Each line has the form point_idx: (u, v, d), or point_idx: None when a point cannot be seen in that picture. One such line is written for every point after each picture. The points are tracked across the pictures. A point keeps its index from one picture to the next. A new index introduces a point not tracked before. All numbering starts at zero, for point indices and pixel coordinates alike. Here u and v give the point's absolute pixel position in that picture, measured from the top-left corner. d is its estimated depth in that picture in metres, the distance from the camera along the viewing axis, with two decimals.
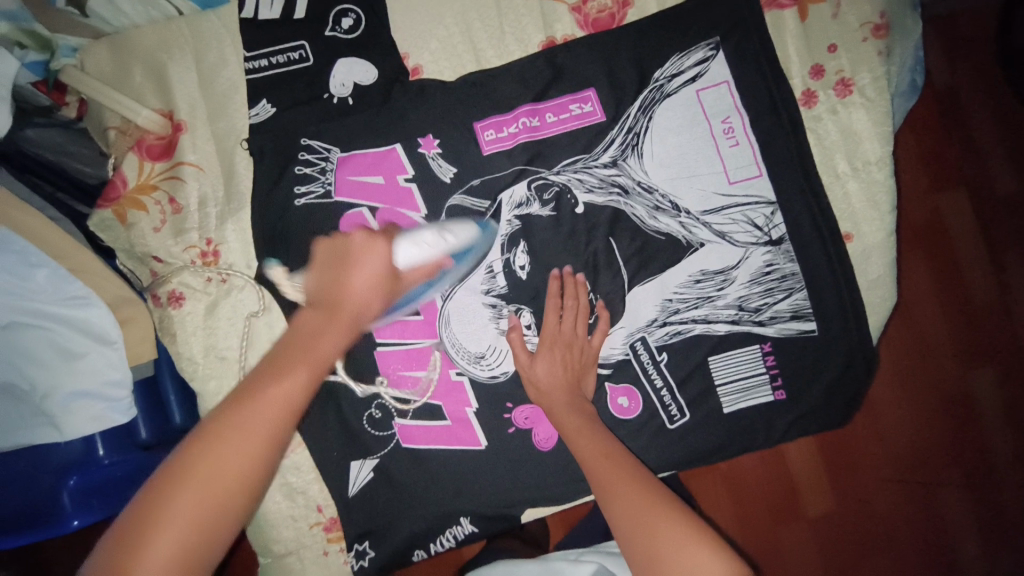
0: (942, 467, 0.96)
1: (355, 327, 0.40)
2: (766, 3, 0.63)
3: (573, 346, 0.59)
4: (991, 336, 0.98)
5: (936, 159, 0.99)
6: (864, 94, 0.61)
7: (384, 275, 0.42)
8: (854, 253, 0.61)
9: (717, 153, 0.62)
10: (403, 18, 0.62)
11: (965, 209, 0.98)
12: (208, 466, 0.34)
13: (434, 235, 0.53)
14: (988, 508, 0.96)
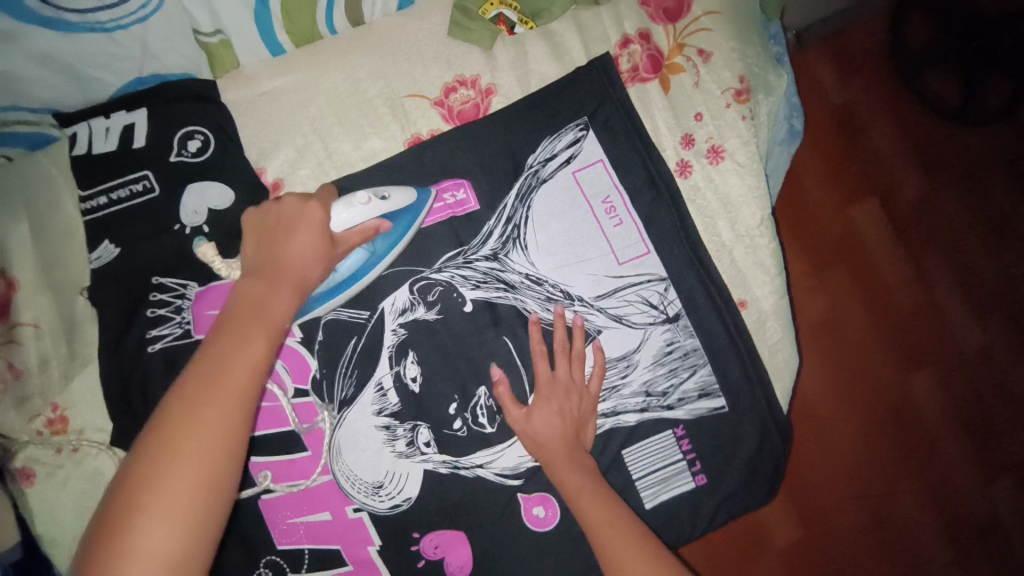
0: (896, 468, 1.02)
1: (299, 287, 0.43)
2: (629, 78, 0.62)
3: (570, 393, 0.56)
4: (918, 333, 1.08)
5: (843, 172, 1.12)
6: (736, 158, 0.61)
7: (317, 229, 0.45)
8: (751, 319, 0.60)
9: (601, 234, 0.60)
10: (257, 132, 0.59)
11: (876, 215, 1.11)
12: (186, 427, 0.34)
13: (368, 195, 0.50)
14: (945, 503, 1.03)
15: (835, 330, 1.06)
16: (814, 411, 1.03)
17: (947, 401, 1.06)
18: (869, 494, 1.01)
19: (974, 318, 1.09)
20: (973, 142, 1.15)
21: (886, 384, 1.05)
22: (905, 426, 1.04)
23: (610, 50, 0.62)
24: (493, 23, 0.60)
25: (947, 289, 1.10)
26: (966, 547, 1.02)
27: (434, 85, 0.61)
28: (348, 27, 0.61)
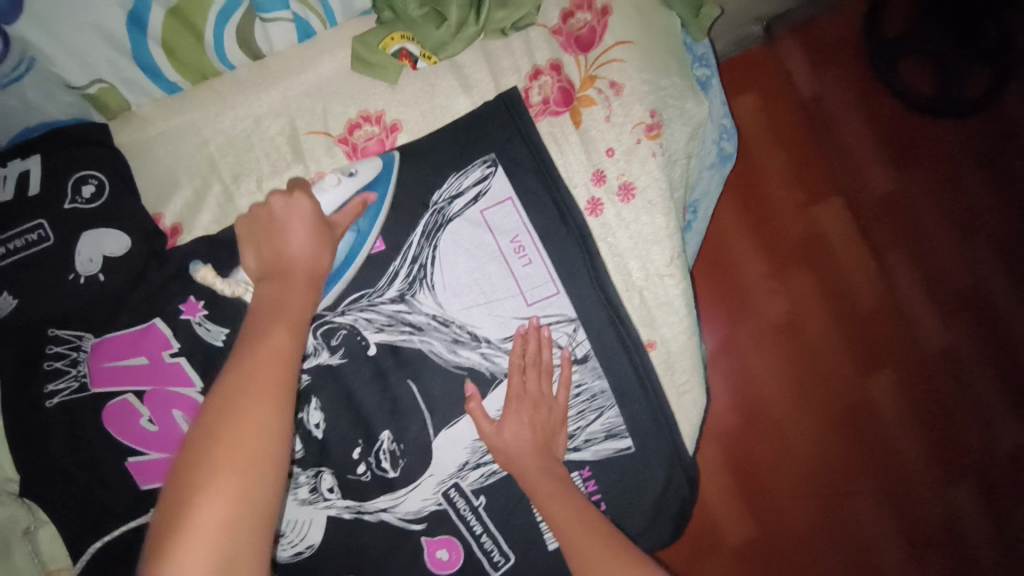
0: (849, 459, 1.10)
1: (313, 280, 0.47)
2: (540, 111, 0.60)
3: (540, 405, 0.58)
4: (884, 336, 1.12)
5: (810, 171, 1.15)
6: (647, 197, 0.60)
7: (311, 221, 0.49)
8: (659, 360, 0.61)
9: (510, 275, 0.59)
10: (155, 175, 0.58)
11: (840, 214, 1.14)
12: (241, 390, 0.36)
13: (339, 175, 0.56)
14: (902, 500, 1.10)
15: (794, 331, 1.12)
16: (771, 407, 1.10)
17: (910, 401, 1.12)
18: (827, 495, 1.09)
19: (950, 322, 1.12)
20: (950, 135, 1.15)
21: (848, 386, 1.11)
22: (864, 422, 1.10)
23: (519, 82, 0.60)
24: (395, 58, 0.57)
25: (913, 290, 1.13)
26: (925, 544, 1.09)
27: (337, 121, 0.59)
28: (244, 62, 0.58)
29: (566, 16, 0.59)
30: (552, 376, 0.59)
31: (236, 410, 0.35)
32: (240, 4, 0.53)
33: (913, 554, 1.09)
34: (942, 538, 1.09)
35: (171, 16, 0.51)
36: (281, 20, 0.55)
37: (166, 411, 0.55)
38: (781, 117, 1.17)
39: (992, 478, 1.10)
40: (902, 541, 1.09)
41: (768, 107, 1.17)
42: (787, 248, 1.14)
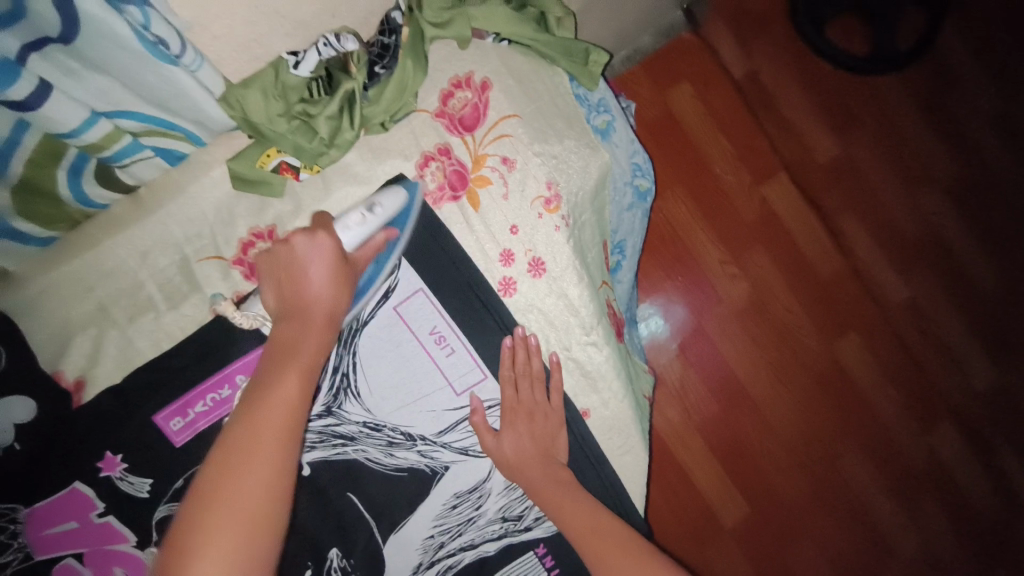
0: (827, 420, 1.20)
1: (330, 321, 0.47)
2: (437, 197, 0.58)
3: (534, 415, 0.59)
4: (845, 295, 1.21)
5: (753, 152, 1.19)
6: (558, 268, 0.58)
7: (330, 258, 0.48)
8: (597, 428, 0.61)
9: (435, 367, 0.58)
10: (45, 333, 0.55)
11: (784, 189, 1.20)
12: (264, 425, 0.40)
13: (362, 213, 0.53)
14: (881, 449, 1.20)
15: (762, 310, 1.19)
16: (747, 388, 1.19)
17: (876, 356, 1.21)
18: (807, 461, 1.19)
19: (907, 274, 1.22)
20: (885, 94, 1.23)
21: (818, 355, 1.20)
22: (836, 386, 1.20)
23: (410, 171, 0.58)
24: (276, 173, 0.55)
25: (863, 247, 1.22)
26: (902, 485, 1.20)
27: (228, 244, 0.57)
28: (117, 198, 0.56)
29: (445, 99, 0.57)
30: (545, 384, 0.59)
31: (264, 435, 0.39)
32: (90, 160, 0.50)
33: (894, 494, 1.20)
34: (926, 478, 1.21)
35: (17, 191, 0.48)
36: (143, 158, 0.53)
37: (109, 569, 0.55)
38: (719, 99, 1.19)
39: (960, 408, 1.22)
40: (886, 484, 1.20)
41: (703, 95, 1.19)
42: (744, 231, 1.20)
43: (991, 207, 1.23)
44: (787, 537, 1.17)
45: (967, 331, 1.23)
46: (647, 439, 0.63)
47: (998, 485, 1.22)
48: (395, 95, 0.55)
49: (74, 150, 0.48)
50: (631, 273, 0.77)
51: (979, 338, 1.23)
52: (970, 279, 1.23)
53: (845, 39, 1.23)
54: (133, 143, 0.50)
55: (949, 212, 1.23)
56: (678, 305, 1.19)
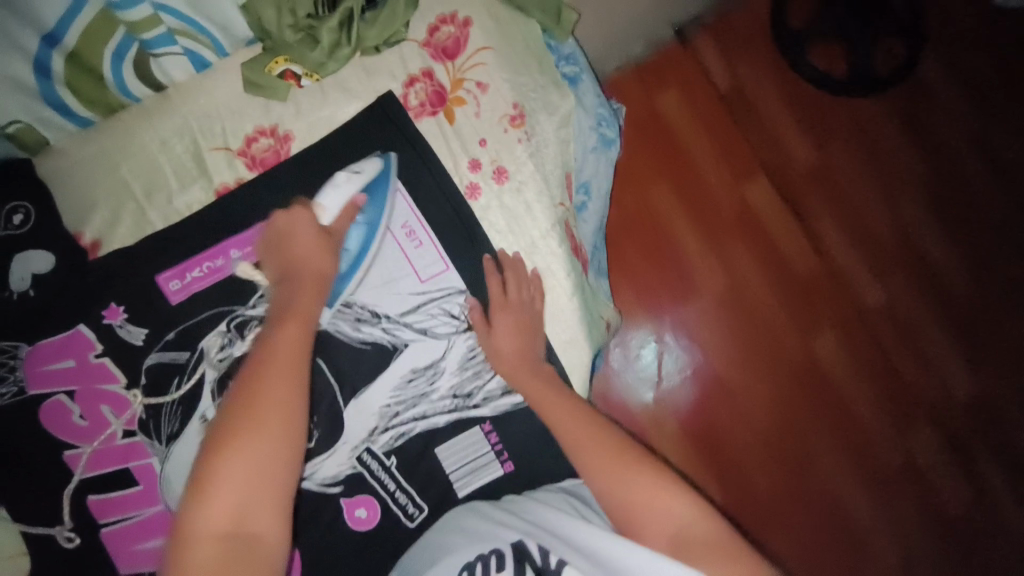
0: (800, 408, 1.24)
1: (320, 280, 0.57)
2: (418, 113, 0.68)
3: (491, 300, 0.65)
4: (817, 289, 1.27)
5: (730, 153, 1.29)
6: (518, 177, 0.67)
7: (309, 228, 0.59)
8: (545, 319, 0.68)
9: (404, 257, 0.66)
10: (74, 199, 0.64)
11: (761, 188, 1.29)
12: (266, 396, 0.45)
13: (345, 175, 0.63)
14: (855, 443, 1.24)
15: (738, 297, 1.26)
16: (721, 372, 1.24)
17: (848, 351, 1.26)
18: (779, 448, 1.23)
19: (880, 275, 1.29)
20: (863, 109, 1.32)
21: (790, 345, 1.25)
22: (807, 377, 1.25)
23: (395, 89, 0.67)
24: (281, 79, 0.65)
25: (838, 246, 1.29)
26: (873, 477, 1.23)
27: (237, 137, 0.66)
28: (148, 93, 0.65)
29: (431, 31, 0.67)
30: (501, 276, 0.66)
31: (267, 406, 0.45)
32: (131, 47, 0.61)
33: (866, 486, 1.23)
34: (896, 473, 1.24)
35: (69, 61, 0.59)
36: (172, 54, 0.63)
37: (96, 408, 0.61)
38: (702, 103, 1.30)
39: (934, 407, 1.26)
40: (854, 474, 1.23)
41: (687, 99, 1.30)
42: (722, 223, 1.28)
43: (960, 218, 1.31)
44: (756, 523, 1.20)
45: (941, 333, 1.28)
46: (593, 342, 0.70)
47: (973, 487, 1.25)
48: (389, 21, 0.64)
49: (119, 32, 0.59)
50: (598, 216, 0.83)
51: (951, 340, 1.28)
52: (943, 285, 1.29)
53: (826, 62, 1.31)
54: (167, 35, 0.61)
55: (921, 220, 1.31)
56: (657, 287, 1.25)
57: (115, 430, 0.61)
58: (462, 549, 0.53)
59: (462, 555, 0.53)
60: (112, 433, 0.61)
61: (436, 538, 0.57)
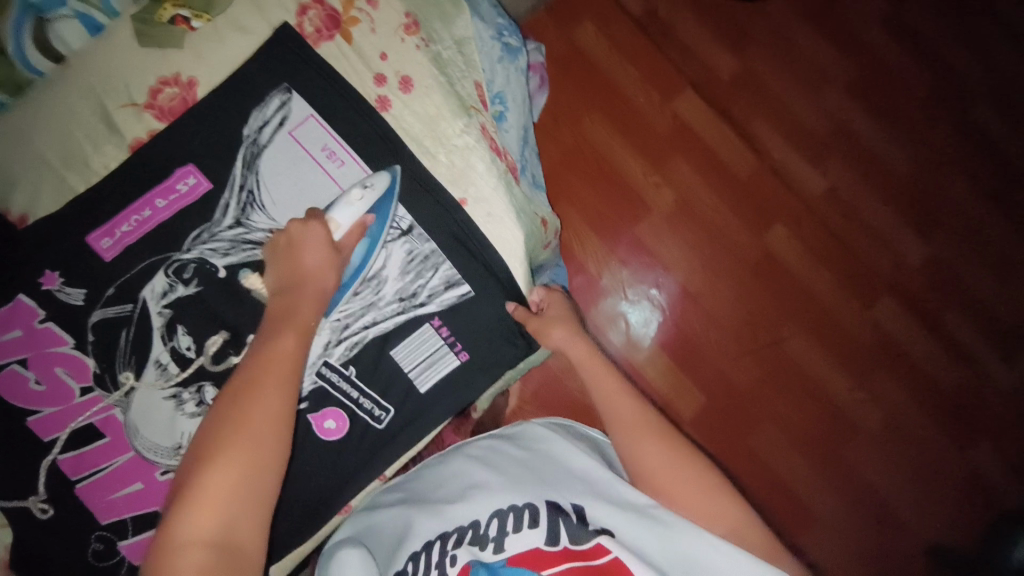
0: (767, 306, 1.25)
1: (318, 296, 0.58)
2: (317, 40, 0.68)
3: (423, 202, 0.68)
4: (764, 189, 1.28)
5: (655, 74, 1.29)
6: (423, 82, 0.69)
7: (320, 243, 0.59)
8: (474, 211, 0.69)
9: (328, 178, 0.67)
10: None
11: (692, 102, 1.29)
12: (256, 404, 0.46)
13: (360, 190, 0.62)
14: (829, 332, 1.25)
15: (688, 210, 1.27)
16: (685, 285, 1.26)
17: (805, 244, 1.27)
18: (754, 346, 1.24)
19: (821, 165, 1.29)
20: (777, 10, 1.33)
21: (746, 245, 1.26)
22: (766, 272, 1.26)
23: (290, 19, 0.68)
24: (173, 25, 0.66)
25: (776, 147, 1.29)
26: (852, 360, 1.24)
27: (140, 91, 0.67)
28: (49, 66, 0.66)
29: None
30: (426, 179, 0.68)
31: (259, 415, 0.46)
32: (26, 20, 0.62)
33: (847, 371, 1.24)
34: (867, 347, 1.25)
35: None
36: (63, 18, 0.65)
37: (50, 371, 0.62)
38: (620, 29, 1.29)
39: (898, 284, 1.27)
40: (826, 354, 1.24)
41: (606, 30, 1.29)
42: (659, 141, 1.28)
43: (892, 99, 1.31)
44: (744, 424, 1.22)
45: (889, 213, 1.28)
46: (527, 229, 0.70)
47: (949, 355, 1.26)
48: None
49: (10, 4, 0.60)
50: (520, 127, 0.76)
51: (900, 215, 1.28)
52: (884, 167, 1.29)
53: None
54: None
55: (855, 109, 1.31)
56: (606, 215, 1.26)
57: (73, 389, 0.62)
58: (493, 495, 0.58)
59: (495, 501, 0.58)
60: (72, 392, 0.62)
61: (461, 479, 0.62)
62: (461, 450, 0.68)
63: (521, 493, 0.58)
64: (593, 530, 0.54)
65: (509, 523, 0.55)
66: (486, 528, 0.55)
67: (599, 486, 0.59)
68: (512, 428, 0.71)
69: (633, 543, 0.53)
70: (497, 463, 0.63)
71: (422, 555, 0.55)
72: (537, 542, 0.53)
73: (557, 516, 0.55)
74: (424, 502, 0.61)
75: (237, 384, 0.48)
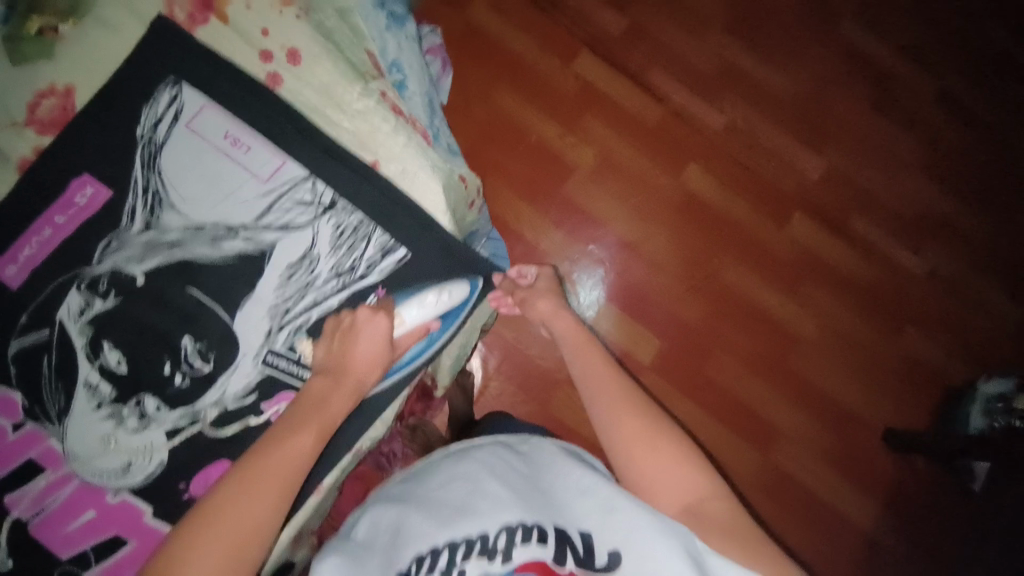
0: (701, 244, 1.26)
1: (356, 391, 0.58)
2: (191, 26, 0.67)
3: (342, 171, 0.68)
4: (676, 134, 1.30)
5: (551, 41, 1.29)
6: (311, 51, 0.68)
7: (380, 343, 0.60)
8: (390, 171, 0.70)
9: (237, 165, 0.66)
10: None
11: (592, 61, 1.30)
12: (271, 458, 0.50)
13: (435, 295, 0.66)
14: (759, 257, 1.26)
15: (609, 165, 1.27)
16: (621, 237, 1.25)
17: (722, 180, 1.29)
18: (696, 281, 1.24)
19: (721, 104, 1.33)
20: None
21: (669, 189, 1.27)
22: (694, 211, 1.27)
23: (161, 10, 0.67)
24: (40, 36, 0.63)
25: (677, 93, 1.32)
26: (791, 280, 1.26)
27: (13, 107, 0.63)
28: None
29: None
30: (339, 148, 0.68)
31: (272, 466, 0.49)
32: None
33: (788, 290, 1.25)
34: (789, 262, 1.27)
35: None
36: None
37: None
38: (508, 2, 1.30)
39: (814, 202, 1.31)
40: (757, 277, 1.25)
41: (498, 7, 1.29)
42: (568, 104, 1.28)
43: (773, 36, 1.37)
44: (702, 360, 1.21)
45: (791, 138, 1.33)
46: (444, 176, 0.71)
47: (873, 260, 1.29)
48: None
49: None
50: (423, 96, 0.77)
51: (795, 138, 1.33)
52: (773, 95, 1.34)
53: None
54: None
55: (740, 47, 1.36)
56: (528, 185, 1.24)
57: (5, 426, 0.60)
58: (501, 507, 0.56)
59: (506, 514, 0.55)
60: (4, 429, 0.60)
61: (468, 489, 0.59)
62: (472, 455, 0.64)
63: (532, 510, 0.56)
64: (600, 563, 0.52)
65: (517, 535, 0.54)
66: (494, 540, 0.54)
67: (602, 499, 0.55)
68: (523, 441, 0.67)
69: (639, 568, 0.50)
70: (507, 476, 0.60)
71: (430, 558, 0.54)
72: (544, 557, 0.52)
73: (564, 543, 0.53)
74: (431, 508, 0.59)
75: (258, 444, 0.51)
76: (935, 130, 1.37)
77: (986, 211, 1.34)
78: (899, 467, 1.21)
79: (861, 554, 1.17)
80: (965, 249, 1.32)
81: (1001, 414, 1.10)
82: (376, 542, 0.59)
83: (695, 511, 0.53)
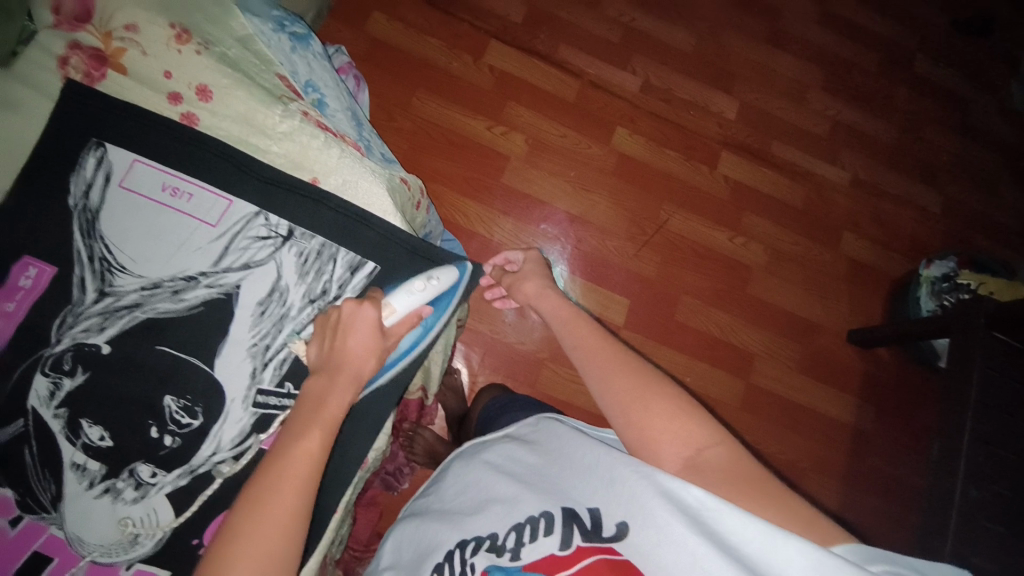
0: (645, 201, 1.31)
1: (354, 382, 0.55)
2: (91, 84, 0.66)
3: (289, 200, 0.67)
4: (596, 103, 1.34)
5: (457, 39, 1.31)
6: (219, 84, 0.68)
7: (372, 326, 0.58)
8: (330, 185, 0.70)
9: (182, 214, 0.65)
10: None
11: (501, 50, 1.33)
12: (281, 478, 0.46)
13: (422, 282, 0.64)
14: (699, 201, 1.32)
15: (541, 145, 1.30)
16: (569, 210, 1.28)
17: (649, 138, 1.34)
18: (648, 237, 1.29)
19: (632, 66, 1.38)
20: None
21: (602, 156, 1.31)
22: (629, 172, 1.32)
23: (57, 74, 0.66)
24: None
25: (588, 65, 1.36)
26: (734, 216, 1.33)
27: None
28: None
29: (55, 8, 0.65)
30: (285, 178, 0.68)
31: (285, 488, 0.46)
32: None
33: (732, 227, 1.32)
34: (726, 199, 1.33)
35: None
36: None
37: None
38: (407, 10, 1.31)
39: (737, 141, 1.38)
40: (701, 219, 1.31)
41: (397, 16, 1.30)
42: (488, 96, 1.30)
43: None
44: (672, 310, 1.26)
45: (703, 86, 1.40)
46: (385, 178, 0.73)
47: (801, 181, 1.37)
48: None
49: None
50: (345, 110, 0.78)
51: (704, 83, 1.40)
52: (677, 50, 1.41)
53: None
54: None
55: (636, 10, 1.42)
56: (469, 180, 1.25)
57: None
58: (512, 505, 0.54)
59: (517, 512, 0.53)
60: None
61: (480, 492, 0.58)
62: (479, 458, 0.64)
63: (540, 500, 0.53)
64: (607, 535, 0.48)
65: (525, 535, 0.51)
66: (503, 540, 0.52)
67: (602, 472, 0.51)
68: (533, 430, 0.65)
69: (643, 538, 0.45)
70: (514, 471, 0.58)
71: (445, 566, 0.53)
72: (552, 549, 0.49)
73: (572, 521, 0.49)
74: (445, 517, 0.58)
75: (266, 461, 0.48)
76: (826, 51, 1.47)
77: (886, 115, 1.46)
78: (868, 362, 1.30)
79: (854, 448, 1.25)
80: (877, 150, 1.43)
81: (948, 292, 1.17)
82: (403, 559, 0.60)
83: (695, 465, 0.48)
